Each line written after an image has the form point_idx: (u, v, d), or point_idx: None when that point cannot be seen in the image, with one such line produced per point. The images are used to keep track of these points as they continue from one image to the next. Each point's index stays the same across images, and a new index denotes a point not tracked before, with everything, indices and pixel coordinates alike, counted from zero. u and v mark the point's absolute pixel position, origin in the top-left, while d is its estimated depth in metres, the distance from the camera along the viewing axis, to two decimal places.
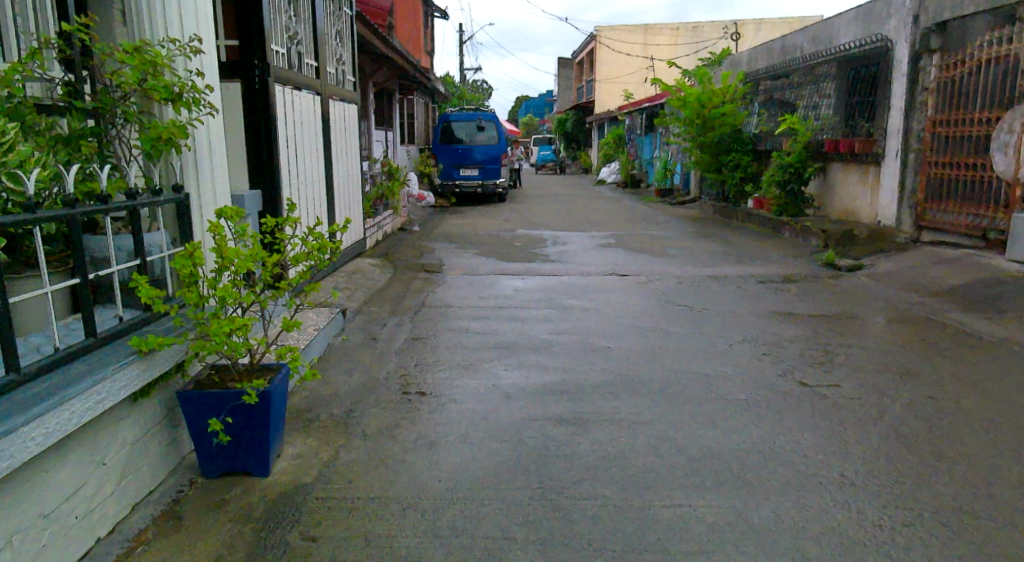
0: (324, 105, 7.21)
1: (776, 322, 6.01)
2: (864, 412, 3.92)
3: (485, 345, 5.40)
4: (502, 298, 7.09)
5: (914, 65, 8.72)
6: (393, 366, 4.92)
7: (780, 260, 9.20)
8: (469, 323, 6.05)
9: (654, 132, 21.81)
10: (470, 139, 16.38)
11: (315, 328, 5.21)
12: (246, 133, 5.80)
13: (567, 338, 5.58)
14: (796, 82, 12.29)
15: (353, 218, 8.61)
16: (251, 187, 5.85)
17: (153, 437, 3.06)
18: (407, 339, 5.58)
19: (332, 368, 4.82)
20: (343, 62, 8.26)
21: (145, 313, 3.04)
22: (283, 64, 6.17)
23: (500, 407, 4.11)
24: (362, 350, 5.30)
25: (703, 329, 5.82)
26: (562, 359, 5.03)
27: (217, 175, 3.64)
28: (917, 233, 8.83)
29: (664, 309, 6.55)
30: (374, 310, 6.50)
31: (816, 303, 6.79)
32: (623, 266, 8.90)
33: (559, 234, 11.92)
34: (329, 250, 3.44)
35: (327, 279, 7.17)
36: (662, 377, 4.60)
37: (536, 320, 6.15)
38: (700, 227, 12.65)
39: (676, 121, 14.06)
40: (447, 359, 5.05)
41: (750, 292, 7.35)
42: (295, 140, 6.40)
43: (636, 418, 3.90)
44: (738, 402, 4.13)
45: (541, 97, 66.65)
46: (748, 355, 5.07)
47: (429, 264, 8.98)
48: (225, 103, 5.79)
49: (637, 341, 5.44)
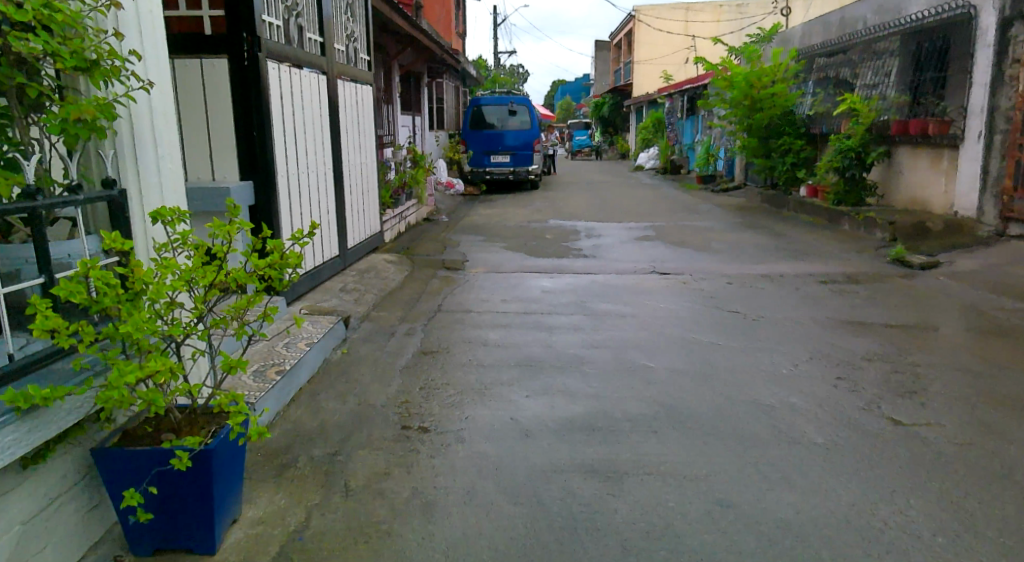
0: (331, 87, 6.46)
1: (847, 335, 5.16)
2: (985, 477, 3.07)
3: (506, 362, 4.63)
4: (529, 301, 6.31)
5: (1003, 34, 7.80)
6: (396, 389, 4.18)
7: (841, 256, 8.27)
8: (488, 332, 5.30)
9: (696, 115, 20.77)
10: (502, 124, 15.55)
11: (308, 342, 4.49)
12: (235, 116, 5.08)
13: (601, 354, 4.77)
14: (855, 58, 11.27)
15: (368, 212, 7.88)
16: (242, 179, 5.13)
17: (64, 504, 2.35)
18: (415, 353, 4.84)
19: (322, 392, 4.11)
20: (356, 39, 7.51)
21: (46, 348, 2.31)
22: (279, 38, 5.46)
23: (519, 450, 3.35)
24: (364, 366, 4.58)
25: (763, 343, 4.97)
26: (596, 382, 4.24)
27: (164, 165, 2.89)
28: (1002, 224, 7.93)
29: (713, 316, 5.70)
30: (384, 316, 5.78)
31: (891, 310, 5.88)
32: (664, 262, 8.05)
33: (594, 225, 11.09)
34: (298, 265, 2.62)
35: (334, 278, 6.46)
36: (716, 410, 3.78)
37: (567, 330, 5.35)
38: (747, 217, 11.71)
39: (723, 103, 13.11)
40: (458, 381, 4.29)
41: (811, 295, 6.47)
42: (293, 125, 5.66)
43: (688, 472, 3.12)
44: (815, 452, 3.31)
45: (577, 81, 65.47)
46: (819, 383, 4.22)
47: (451, 260, 8.22)
48: (211, 82, 5.06)
49: (683, 359, 4.63)
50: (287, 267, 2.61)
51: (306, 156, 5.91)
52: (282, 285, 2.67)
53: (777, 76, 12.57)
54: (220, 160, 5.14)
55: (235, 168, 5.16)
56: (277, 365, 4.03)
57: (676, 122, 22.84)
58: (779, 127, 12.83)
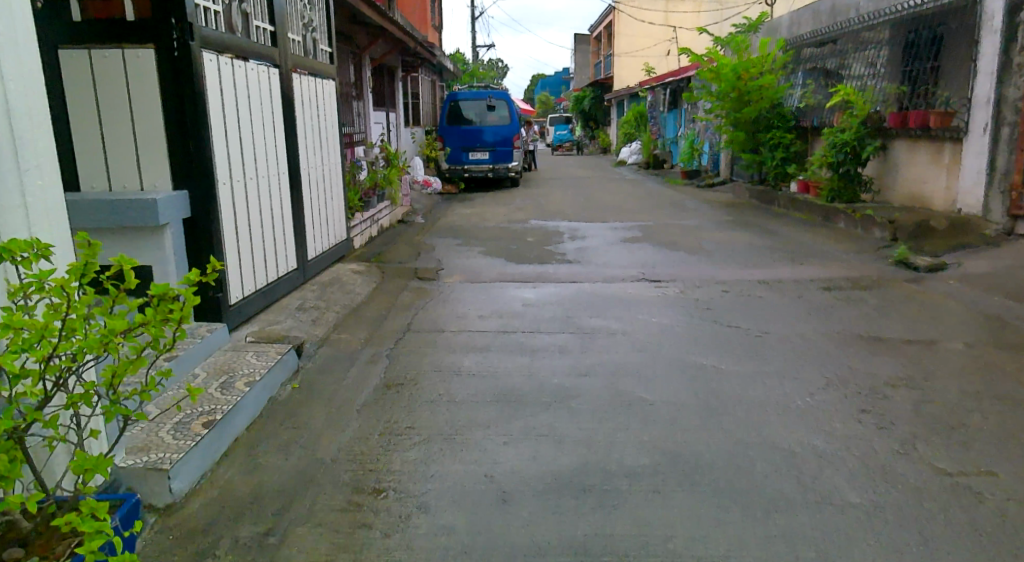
0: (286, 81, 5.81)
1: (864, 354, 4.59)
2: None
3: (480, 397, 4.01)
4: (508, 317, 5.69)
5: (1012, 19, 7.27)
6: (351, 436, 3.55)
7: (841, 257, 7.74)
8: (463, 358, 4.68)
9: (680, 108, 20.24)
10: (480, 119, 14.89)
11: (249, 380, 3.83)
12: (166, 115, 4.44)
13: (591, 383, 4.18)
14: (846, 47, 10.77)
15: (333, 219, 7.23)
16: (176, 189, 4.50)
17: None
18: (379, 387, 4.21)
19: (264, 442, 3.49)
20: (315, 29, 6.86)
21: None
22: (217, 26, 4.81)
23: (496, 526, 2.74)
24: (317, 404, 3.96)
25: (772, 366, 4.40)
26: (585, 423, 3.64)
27: (29, 183, 2.28)
28: (1011, 222, 7.41)
29: (713, 333, 5.13)
30: (346, 338, 5.15)
31: (906, 322, 5.33)
32: (654, 268, 7.46)
33: (577, 226, 10.49)
34: (192, 315, 2.05)
35: (292, 295, 5.83)
36: (729, 459, 3.21)
37: (550, 353, 4.74)
38: (737, 215, 11.17)
39: (709, 96, 12.54)
40: (425, 424, 3.67)
41: (815, 304, 5.92)
42: (239, 125, 5.01)
43: (702, 551, 2.56)
44: (853, 518, 2.73)
45: (557, 76, 64.92)
46: (843, 416, 3.64)
47: (423, 268, 7.55)
48: (135, 76, 4.38)
49: (685, 390, 4.04)
50: (177, 317, 2.03)
51: (256, 161, 5.27)
52: (171, 337, 2.09)
53: (764, 67, 12.09)
54: (150, 166, 4.49)
55: (166, 176, 4.51)
56: (206, 414, 3.38)
57: (659, 115, 22.32)
58: (768, 120, 12.30)
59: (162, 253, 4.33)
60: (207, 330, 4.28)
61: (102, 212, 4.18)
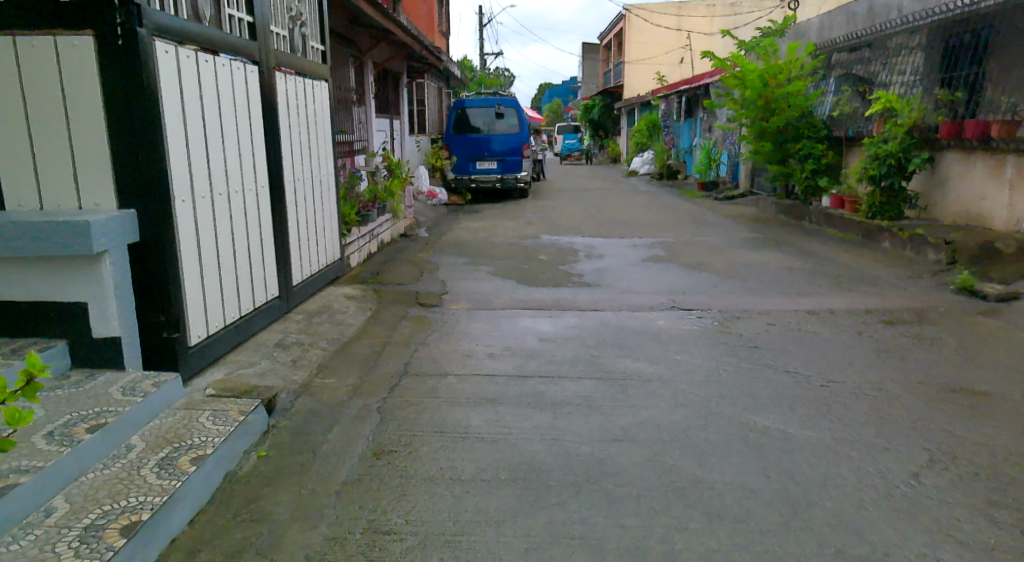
0: (265, 80, 4.99)
1: (965, 415, 3.75)
2: None
3: (491, 474, 3.16)
4: (523, 355, 4.84)
5: None
6: (322, 537, 2.71)
7: (895, 283, 6.89)
8: (469, 414, 3.83)
9: (696, 117, 19.38)
10: (488, 128, 14.08)
11: (197, 456, 2.98)
12: (106, 117, 3.61)
13: (631, 454, 3.33)
14: (883, 52, 9.92)
15: (325, 237, 6.41)
16: (121, 208, 3.68)
17: None
18: (365, 457, 3.36)
19: (208, 546, 2.65)
20: (304, 24, 6.05)
21: None
22: (176, 9, 3.98)
23: None
24: (283, 484, 3.10)
25: (855, 433, 3.53)
26: (627, 518, 2.80)
27: None
28: None
29: (772, 383, 4.27)
30: (331, 385, 4.30)
31: (999, 369, 4.47)
32: (685, 294, 6.60)
33: (593, 242, 9.65)
34: None
35: (272, 329, 5.01)
36: None
37: (575, 409, 3.88)
38: (766, 231, 10.31)
39: (733, 104, 11.71)
40: (421, 517, 2.83)
41: (881, 343, 5.07)
42: (205, 131, 4.19)
43: None
44: None
45: (564, 86, 64.18)
46: (968, 514, 2.82)
47: (425, 293, 6.71)
48: (69, 68, 3.56)
49: (751, 467, 3.19)
50: None
51: (226, 174, 4.45)
52: None
53: (792, 73, 11.22)
54: (91, 181, 3.68)
55: (110, 191, 3.69)
56: (130, 512, 2.56)
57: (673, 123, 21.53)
58: (797, 129, 11.44)
59: (101, 286, 3.51)
60: (153, 385, 3.41)
61: (25, 237, 3.38)
